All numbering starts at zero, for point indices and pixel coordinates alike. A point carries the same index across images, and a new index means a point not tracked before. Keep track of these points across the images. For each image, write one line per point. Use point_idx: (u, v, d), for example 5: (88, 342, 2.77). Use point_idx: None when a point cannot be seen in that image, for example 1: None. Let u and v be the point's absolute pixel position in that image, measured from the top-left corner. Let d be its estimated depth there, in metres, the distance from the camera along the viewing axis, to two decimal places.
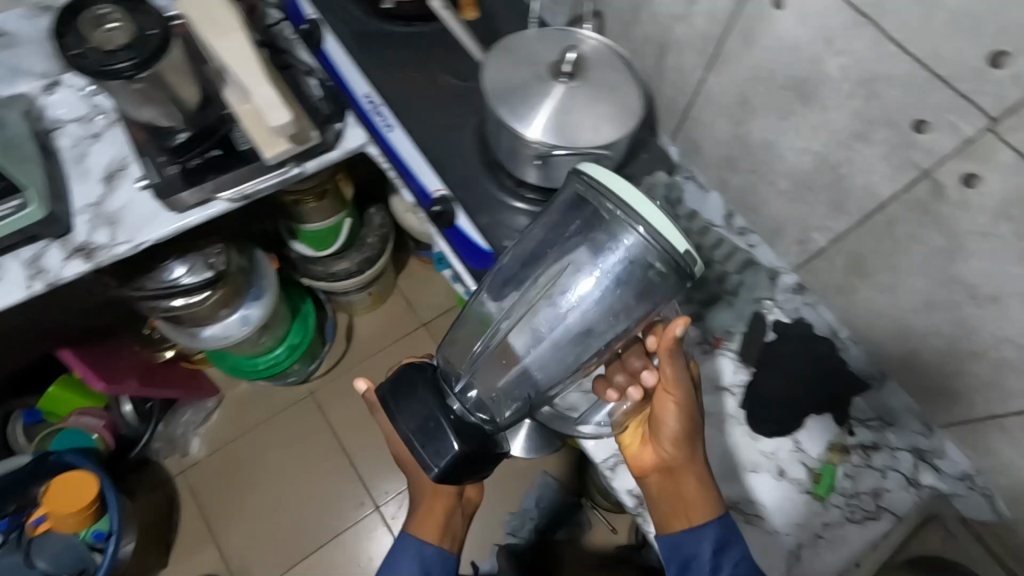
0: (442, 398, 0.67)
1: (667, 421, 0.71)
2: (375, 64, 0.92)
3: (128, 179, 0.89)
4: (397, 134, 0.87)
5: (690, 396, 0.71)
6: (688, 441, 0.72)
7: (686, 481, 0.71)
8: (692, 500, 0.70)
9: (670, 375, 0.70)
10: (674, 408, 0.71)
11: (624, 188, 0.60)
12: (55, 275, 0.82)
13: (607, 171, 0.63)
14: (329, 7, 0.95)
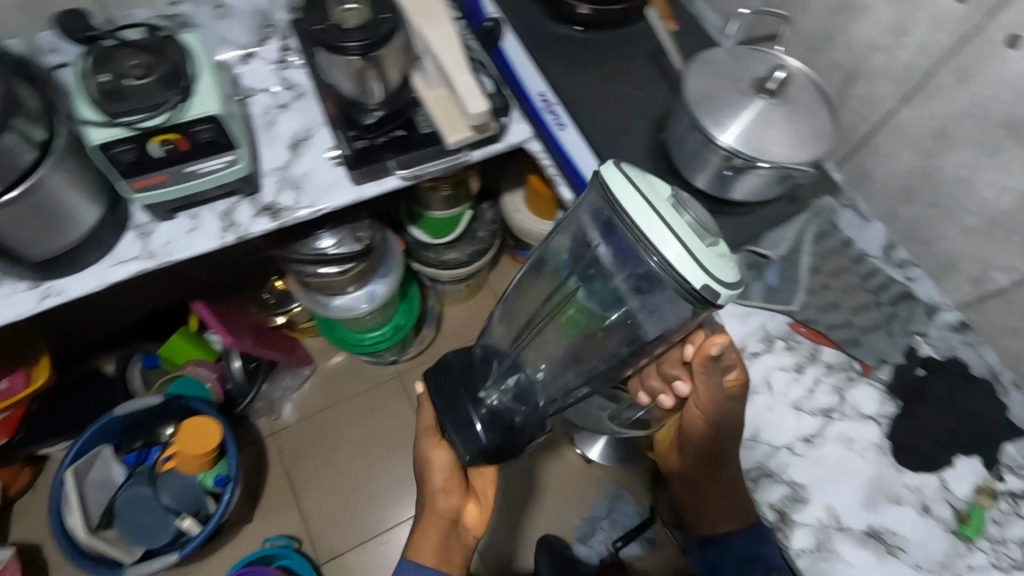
0: (481, 397, 0.77)
1: (708, 430, 0.81)
2: (550, 65, 0.96)
3: (313, 149, 0.95)
4: (570, 134, 0.91)
5: (726, 410, 0.79)
6: (727, 445, 0.82)
7: (724, 481, 0.85)
8: (720, 502, 0.87)
9: (709, 387, 0.77)
10: (713, 416, 0.80)
11: (641, 212, 0.58)
12: (245, 230, 0.88)
13: (631, 180, 0.61)
14: (511, 7, 1.00)
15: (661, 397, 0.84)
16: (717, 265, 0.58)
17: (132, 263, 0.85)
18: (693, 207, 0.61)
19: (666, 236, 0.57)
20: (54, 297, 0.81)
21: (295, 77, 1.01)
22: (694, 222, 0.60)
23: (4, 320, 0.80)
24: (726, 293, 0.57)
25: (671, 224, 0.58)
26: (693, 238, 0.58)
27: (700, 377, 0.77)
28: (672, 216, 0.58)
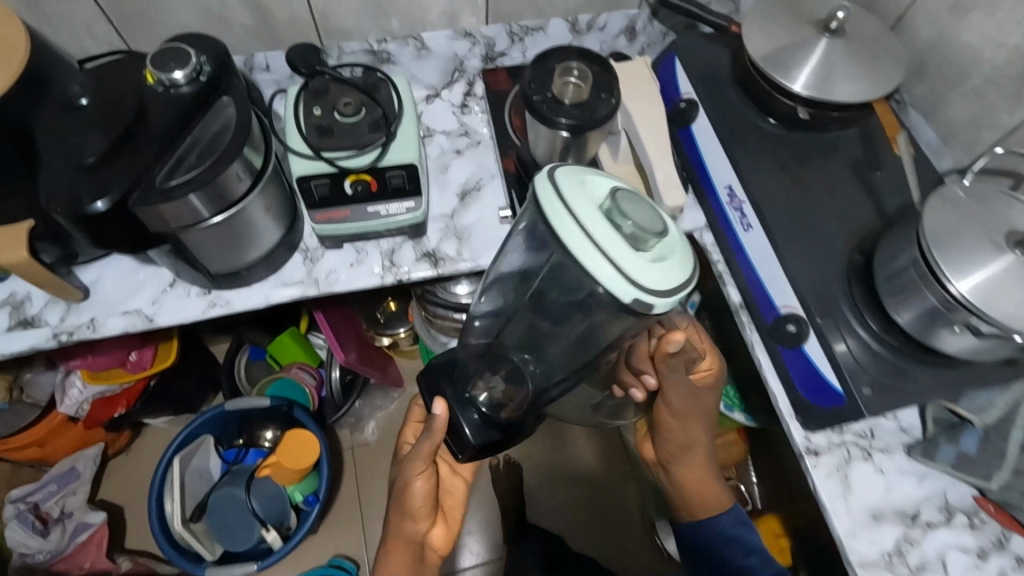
0: (471, 400, 0.68)
1: (679, 424, 0.86)
2: (745, 158, 0.90)
3: (481, 201, 0.93)
4: (755, 236, 0.86)
5: (694, 396, 0.85)
6: (700, 431, 0.88)
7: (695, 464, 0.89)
8: (699, 489, 0.89)
9: (675, 381, 0.83)
10: (685, 409, 0.85)
11: (564, 229, 0.51)
12: (406, 273, 0.87)
13: (557, 191, 0.53)
14: (708, 90, 0.95)
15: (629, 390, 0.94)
16: (657, 275, 0.51)
17: (296, 286, 0.85)
18: (641, 208, 0.53)
19: (594, 253, 0.50)
20: (221, 307, 0.83)
21: (473, 122, 0.99)
22: (636, 227, 0.52)
23: (172, 321, 0.82)
24: (661, 301, 0.51)
25: (589, 236, 0.51)
26: (630, 248, 0.51)
27: (667, 375, 0.82)
28: (601, 227, 0.51)
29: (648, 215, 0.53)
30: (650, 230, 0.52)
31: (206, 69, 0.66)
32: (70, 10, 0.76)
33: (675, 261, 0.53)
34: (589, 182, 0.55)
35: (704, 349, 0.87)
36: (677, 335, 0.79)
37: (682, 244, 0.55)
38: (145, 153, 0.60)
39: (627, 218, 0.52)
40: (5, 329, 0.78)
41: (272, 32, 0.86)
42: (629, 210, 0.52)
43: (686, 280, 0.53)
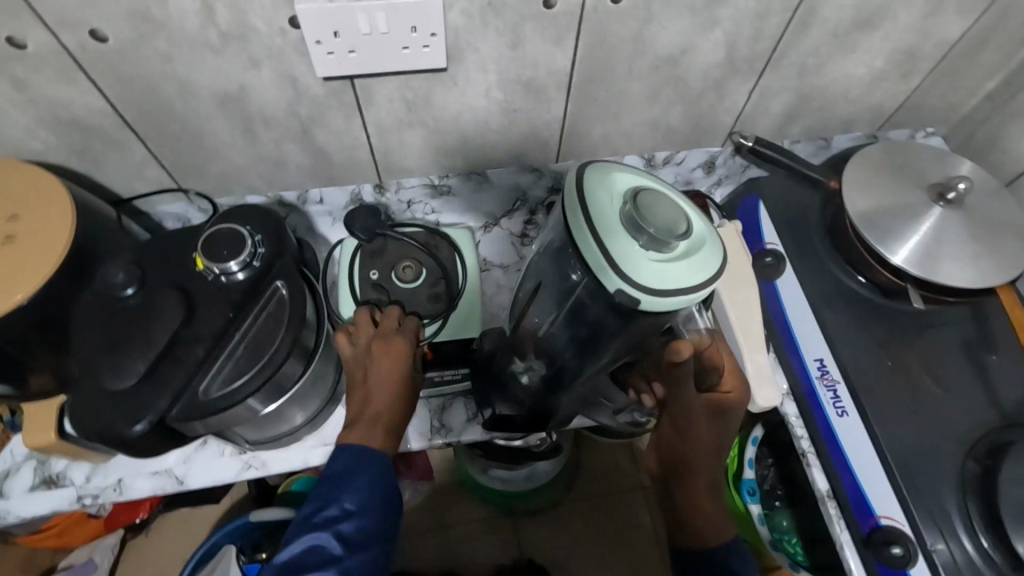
0: (511, 376, 0.70)
1: (678, 438, 0.71)
2: (839, 327, 0.80)
3: None
4: (850, 424, 0.75)
5: (706, 419, 0.70)
6: (708, 450, 0.70)
7: (694, 485, 0.70)
8: (698, 509, 0.70)
9: (683, 390, 0.69)
10: (689, 423, 0.70)
11: (579, 229, 0.48)
12: (456, 436, 0.79)
13: (580, 193, 0.49)
14: (795, 242, 0.86)
15: (642, 396, 0.71)
16: (655, 276, 0.46)
17: None
18: (666, 207, 0.47)
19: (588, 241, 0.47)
20: (256, 469, 0.77)
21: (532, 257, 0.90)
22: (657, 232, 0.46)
23: (202, 483, 0.75)
24: (651, 299, 0.46)
25: (591, 225, 0.47)
26: (632, 244, 0.47)
27: (676, 387, 0.68)
28: (605, 220, 0.47)
29: (676, 215, 0.47)
30: (668, 233, 0.46)
31: (260, 251, 0.60)
32: (123, 157, 0.71)
33: (692, 268, 0.47)
34: (619, 175, 0.50)
35: (724, 368, 0.72)
36: (683, 351, 0.61)
37: (715, 252, 0.48)
38: (187, 358, 0.54)
39: (647, 220, 0.46)
40: (27, 488, 0.73)
41: (329, 171, 0.81)
42: (650, 210, 0.46)
43: (697, 288, 0.47)
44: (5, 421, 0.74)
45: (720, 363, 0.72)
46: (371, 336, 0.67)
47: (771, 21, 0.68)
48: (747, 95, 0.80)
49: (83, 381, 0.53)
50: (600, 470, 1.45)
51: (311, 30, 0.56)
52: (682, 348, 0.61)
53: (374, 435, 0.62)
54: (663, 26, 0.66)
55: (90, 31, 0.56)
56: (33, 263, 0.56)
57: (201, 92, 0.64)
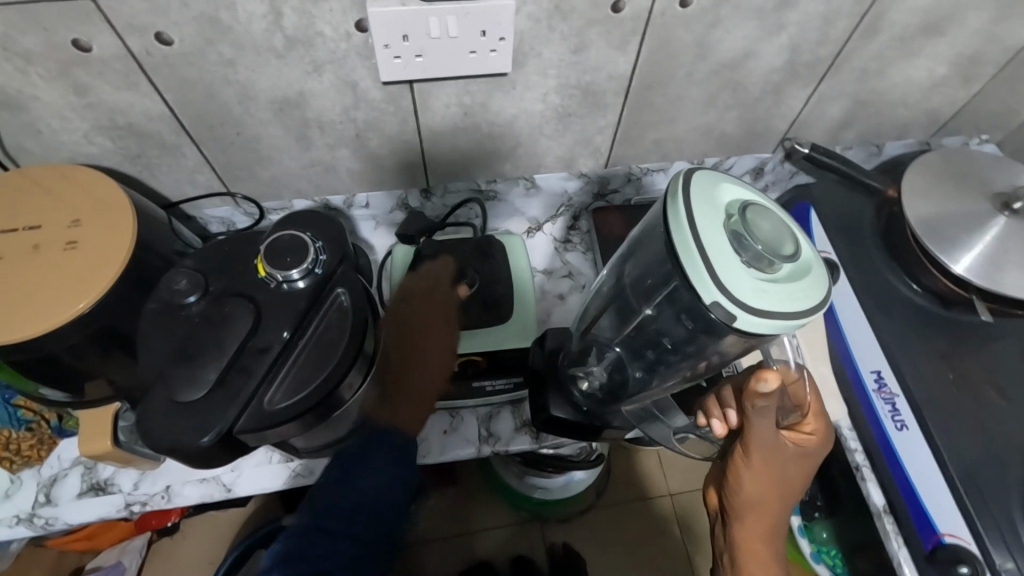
0: (571, 378, 0.72)
1: (747, 481, 0.66)
2: (896, 338, 0.79)
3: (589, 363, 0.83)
4: (910, 438, 0.74)
5: (783, 462, 0.65)
6: (775, 494, 0.66)
7: (755, 523, 0.68)
8: (751, 545, 0.68)
9: (761, 431, 0.62)
10: (758, 464, 0.65)
11: (682, 236, 0.49)
12: (504, 445, 0.78)
13: (688, 196, 0.50)
14: (849, 248, 0.84)
15: (716, 422, 0.66)
16: (756, 292, 0.46)
17: None
18: (771, 227, 0.49)
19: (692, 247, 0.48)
20: (303, 476, 0.75)
21: (577, 263, 0.88)
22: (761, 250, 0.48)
23: (251, 491, 0.75)
24: (747, 317, 0.46)
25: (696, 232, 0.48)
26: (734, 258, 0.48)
27: (757, 424, 0.62)
28: (709, 230, 0.48)
29: (778, 236, 0.48)
30: (771, 252, 0.48)
31: (322, 259, 0.59)
32: (176, 162, 0.70)
33: (791, 291, 0.47)
34: (725, 188, 0.52)
35: (808, 409, 0.68)
36: (773, 381, 0.57)
37: (815, 280, 0.49)
38: (255, 368, 0.53)
39: (752, 236, 0.48)
40: (75, 495, 0.72)
41: (379, 177, 0.79)
42: (756, 227, 0.48)
43: (793, 313, 0.47)
44: (51, 426, 0.73)
45: (804, 402, 0.67)
46: (414, 297, 0.71)
47: (838, 25, 0.67)
48: (804, 101, 0.78)
49: (152, 392, 0.52)
50: (629, 476, 1.44)
51: (381, 34, 0.54)
52: (772, 380, 0.57)
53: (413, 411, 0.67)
54: (729, 30, 0.65)
55: (155, 35, 0.55)
56: (97, 267, 0.55)
57: (260, 96, 0.63)
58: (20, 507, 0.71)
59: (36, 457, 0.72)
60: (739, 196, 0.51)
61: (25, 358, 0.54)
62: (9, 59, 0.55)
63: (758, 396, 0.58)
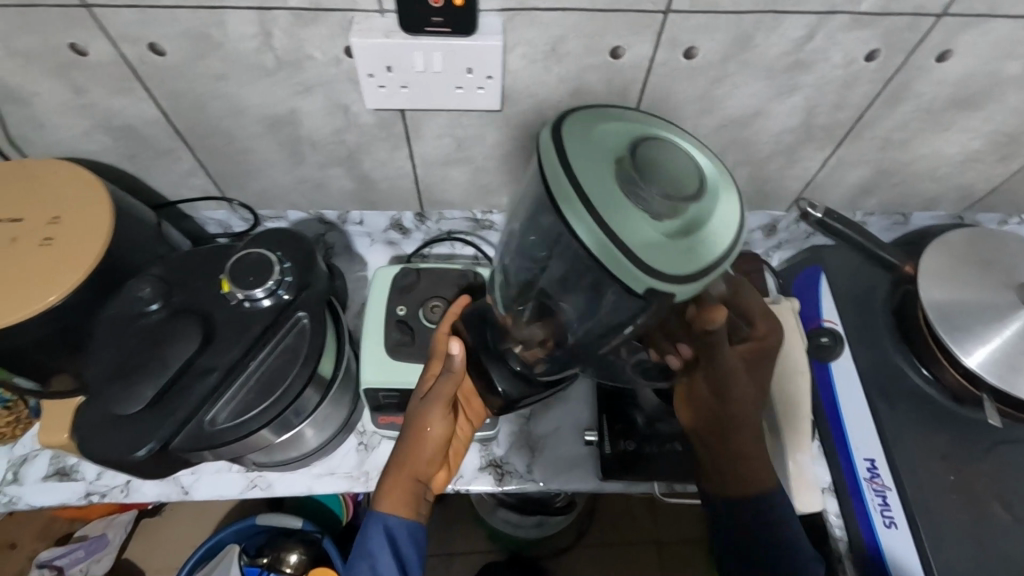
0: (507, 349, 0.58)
1: (716, 397, 0.59)
2: (896, 428, 0.72)
3: (567, 403, 0.80)
4: (898, 538, 0.68)
5: (746, 374, 0.59)
6: (748, 403, 0.60)
7: (742, 438, 0.59)
8: (749, 458, 0.59)
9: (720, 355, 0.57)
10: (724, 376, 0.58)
11: (576, 211, 0.39)
12: (465, 483, 0.76)
13: (563, 164, 0.40)
14: (856, 322, 0.79)
15: (667, 355, 0.56)
16: (681, 252, 0.39)
17: (342, 479, 0.76)
18: (668, 163, 0.40)
19: (598, 232, 0.38)
20: (259, 489, 0.75)
21: None
22: (665, 203, 0.39)
23: (207, 496, 0.74)
24: (684, 285, 0.39)
25: (595, 215, 0.38)
26: (642, 226, 0.38)
27: (715, 347, 0.55)
28: (602, 202, 0.39)
29: (680, 177, 0.40)
30: (675, 196, 0.39)
31: (288, 279, 0.58)
32: (171, 164, 0.71)
33: (711, 231, 0.40)
34: (603, 132, 0.42)
35: (756, 316, 0.60)
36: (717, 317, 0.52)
37: (724, 201, 0.41)
38: (196, 388, 0.52)
39: (648, 186, 0.39)
40: (40, 477, 0.74)
41: (372, 197, 0.79)
42: (653, 173, 0.39)
43: (722, 255, 0.40)
44: (29, 406, 0.75)
45: (752, 312, 0.60)
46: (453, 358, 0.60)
47: (857, 90, 0.62)
48: (821, 163, 0.73)
49: (91, 400, 0.52)
50: (614, 521, 1.38)
51: (364, 63, 0.54)
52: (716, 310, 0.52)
53: (405, 497, 0.61)
54: (736, 86, 0.61)
55: (149, 45, 0.55)
56: (68, 267, 0.56)
57: (251, 111, 0.63)
58: None
59: (10, 435, 0.74)
60: (623, 137, 0.42)
61: None
62: (11, 58, 0.56)
63: (706, 332, 0.53)
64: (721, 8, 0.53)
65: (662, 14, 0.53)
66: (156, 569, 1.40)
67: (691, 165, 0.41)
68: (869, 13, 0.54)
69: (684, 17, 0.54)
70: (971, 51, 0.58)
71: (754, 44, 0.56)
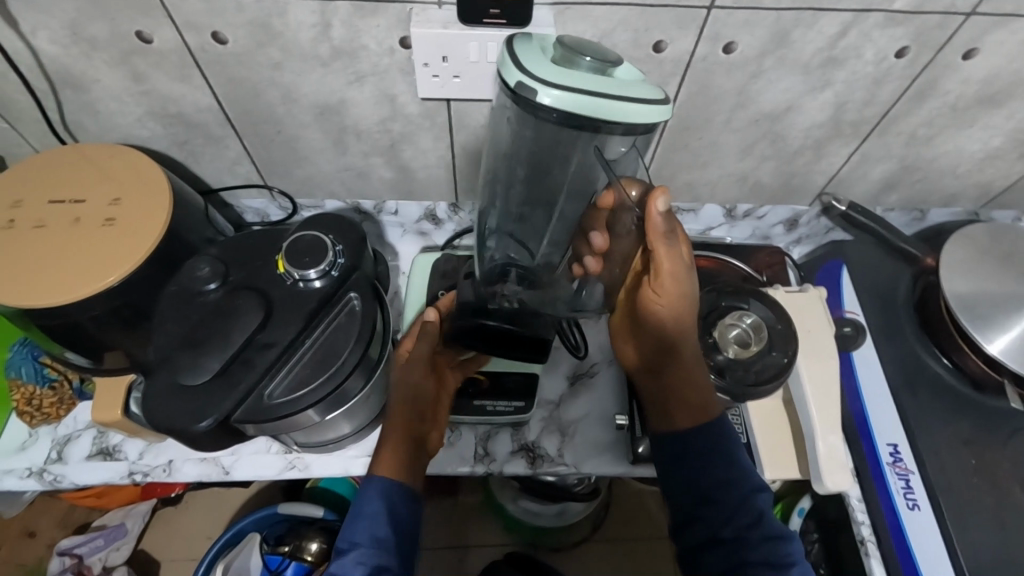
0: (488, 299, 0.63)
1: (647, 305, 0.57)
2: (918, 415, 0.75)
3: (596, 390, 0.83)
4: (921, 520, 0.70)
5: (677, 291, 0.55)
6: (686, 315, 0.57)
7: (683, 357, 0.58)
8: (685, 383, 0.58)
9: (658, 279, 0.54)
10: (676, 305, 0.55)
11: (525, 53, 0.45)
12: (500, 467, 0.78)
13: (516, 38, 0.47)
14: (878, 313, 0.81)
15: (587, 260, 0.60)
16: (609, 83, 0.43)
17: None
18: (593, 47, 0.47)
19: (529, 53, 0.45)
20: (298, 471, 0.76)
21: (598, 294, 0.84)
22: (589, 63, 0.45)
23: (247, 476, 0.76)
24: (613, 104, 0.42)
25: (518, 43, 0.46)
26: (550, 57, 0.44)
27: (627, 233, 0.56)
28: (532, 42, 0.46)
29: (602, 50, 0.47)
30: (602, 61, 0.45)
31: (340, 262, 0.60)
32: (218, 151, 0.73)
33: (616, 84, 0.43)
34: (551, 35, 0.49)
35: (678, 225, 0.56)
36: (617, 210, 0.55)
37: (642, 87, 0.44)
38: (257, 362, 0.55)
39: (580, 52, 0.45)
40: (84, 456, 0.75)
41: (409, 186, 0.81)
42: (580, 47, 0.46)
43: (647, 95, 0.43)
44: (72, 387, 0.76)
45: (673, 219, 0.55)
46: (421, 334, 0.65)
47: (887, 87, 0.65)
48: (846, 158, 0.76)
49: (158, 371, 0.54)
50: (626, 516, 1.40)
51: (421, 53, 0.56)
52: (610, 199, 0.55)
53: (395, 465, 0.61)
54: (771, 81, 0.64)
55: (212, 34, 0.57)
56: (130, 248, 0.58)
57: (302, 100, 0.65)
58: (32, 461, 0.75)
59: (54, 415, 0.76)
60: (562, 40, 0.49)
61: (48, 322, 0.57)
62: (76, 44, 0.58)
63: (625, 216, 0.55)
64: (762, 5, 0.56)
65: (706, 9, 0.56)
66: (172, 558, 1.41)
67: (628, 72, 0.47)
68: (903, 11, 0.57)
69: (727, 12, 0.56)
70: (997, 50, 0.61)
71: (791, 40, 0.59)
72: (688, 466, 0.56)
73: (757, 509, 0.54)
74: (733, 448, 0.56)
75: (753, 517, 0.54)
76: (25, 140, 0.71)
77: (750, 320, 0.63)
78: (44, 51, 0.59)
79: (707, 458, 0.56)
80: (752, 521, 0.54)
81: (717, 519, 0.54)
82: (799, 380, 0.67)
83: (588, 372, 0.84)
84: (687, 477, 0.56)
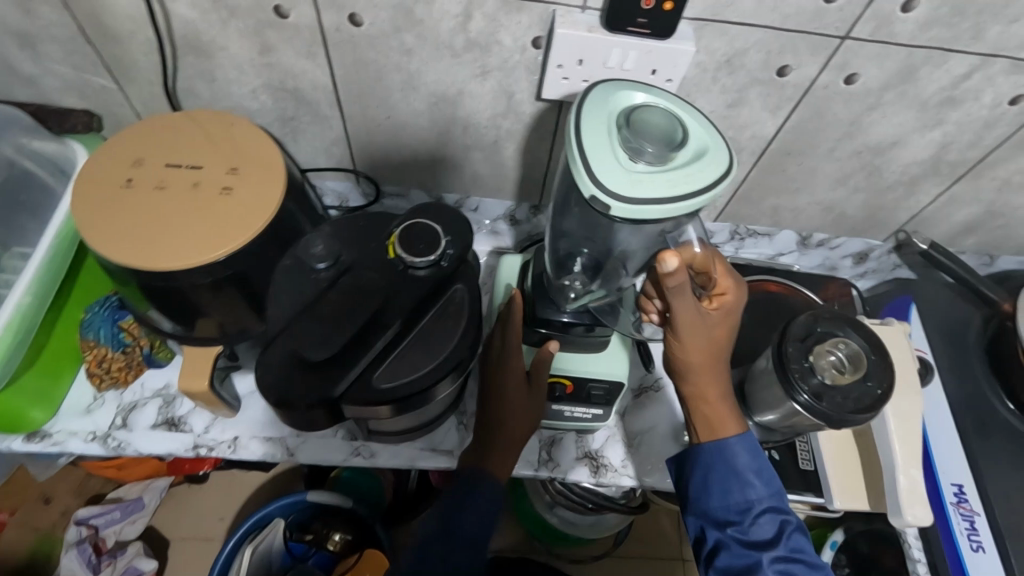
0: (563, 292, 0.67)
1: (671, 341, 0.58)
2: (985, 456, 0.75)
3: (660, 404, 0.82)
4: (986, 561, 0.70)
5: (703, 336, 0.57)
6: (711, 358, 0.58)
7: (708, 385, 0.60)
8: (711, 403, 0.60)
9: (691, 311, 0.54)
10: (698, 348, 0.57)
11: (602, 157, 0.44)
12: (563, 473, 0.77)
13: (595, 119, 0.46)
14: (946, 352, 0.82)
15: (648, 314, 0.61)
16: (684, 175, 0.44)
17: (443, 457, 0.76)
18: (649, 122, 0.47)
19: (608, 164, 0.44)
20: (362, 458, 0.75)
21: None
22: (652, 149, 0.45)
23: (310, 460, 0.75)
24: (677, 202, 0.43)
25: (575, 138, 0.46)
26: (611, 147, 0.45)
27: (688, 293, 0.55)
28: (597, 117, 0.46)
29: (665, 125, 0.46)
30: (662, 143, 0.45)
31: (449, 252, 0.59)
32: (320, 132, 0.73)
33: (682, 175, 0.44)
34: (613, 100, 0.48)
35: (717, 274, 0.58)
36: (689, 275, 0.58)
37: (714, 157, 0.45)
38: (368, 347, 0.56)
39: (639, 140, 0.45)
40: (149, 425, 0.74)
41: (498, 185, 0.81)
42: (639, 128, 0.46)
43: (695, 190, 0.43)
44: (142, 353, 0.75)
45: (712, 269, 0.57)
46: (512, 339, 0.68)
47: (994, 132, 0.66)
48: (934, 198, 0.77)
49: (276, 342, 0.56)
50: (649, 532, 1.39)
51: (559, 54, 0.57)
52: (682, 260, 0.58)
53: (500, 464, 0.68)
54: (884, 115, 0.65)
55: (351, 15, 0.58)
56: (247, 219, 0.57)
57: (421, 88, 0.66)
58: (98, 424, 0.74)
59: (123, 380, 0.75)
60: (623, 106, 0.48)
61: (153, 286, 0.57)
62: (214, 11, 0.58)
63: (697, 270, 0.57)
64: (897, 39, 0.57)
65: (842, 39, 0.57)
66: (181, 537, 1.35)
67: (699, 126, 0.47)
68: None
69: (861, 44, 0.57)
70: None
71: (916, 76, 0.60)
72: (714, 479, 0.58)
73: (775, 524, 0.56)
74: (756, 467, 0.58)
75: (772, 532, 0.56)
76: (130, 101, 0.71)
77: (846, 348, 0.64)
78: (178, 14, 0.59)
79: (732, 479, 0.57)
80: (772, 535, 0.56)
81: (735, 536, 0.56)
82: (884, 413, 0.68)
83: (653, 387, 0.84)
84: (710, 490, 0.58)
